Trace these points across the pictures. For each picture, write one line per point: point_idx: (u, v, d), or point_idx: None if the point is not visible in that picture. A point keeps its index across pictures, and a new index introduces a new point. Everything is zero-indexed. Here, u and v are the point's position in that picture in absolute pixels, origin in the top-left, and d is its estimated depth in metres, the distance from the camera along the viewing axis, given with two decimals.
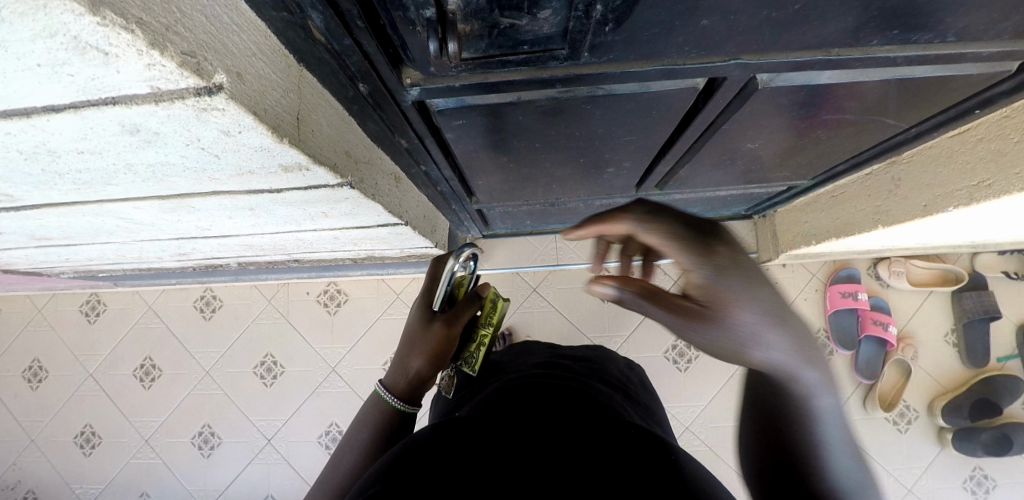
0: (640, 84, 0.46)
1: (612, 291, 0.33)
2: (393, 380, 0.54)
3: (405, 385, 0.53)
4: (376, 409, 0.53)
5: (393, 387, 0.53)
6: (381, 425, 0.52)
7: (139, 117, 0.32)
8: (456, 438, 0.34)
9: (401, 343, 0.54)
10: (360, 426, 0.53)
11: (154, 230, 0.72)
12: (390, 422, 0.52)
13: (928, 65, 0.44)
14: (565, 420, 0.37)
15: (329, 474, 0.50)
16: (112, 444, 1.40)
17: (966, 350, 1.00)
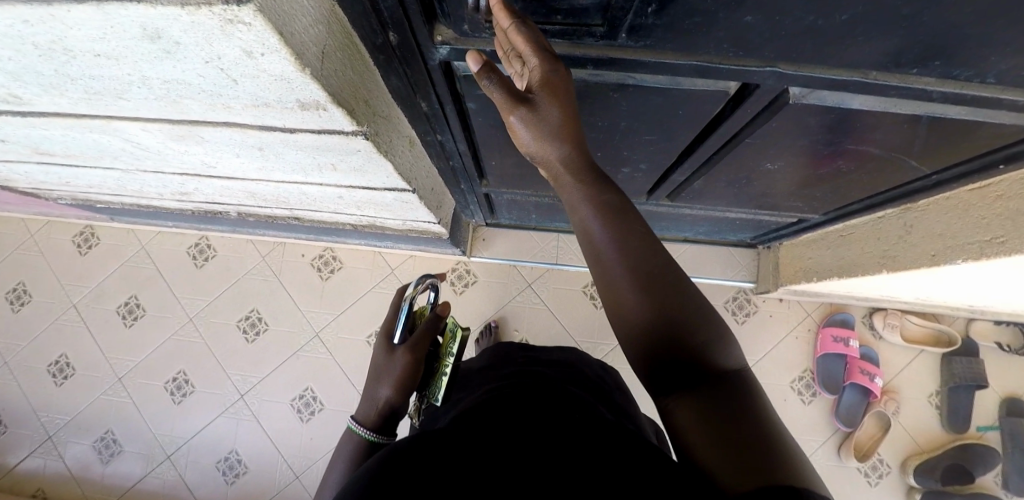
0: (671, 80, 0.45)
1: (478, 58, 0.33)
2: (363, 416, 0.50)
3: (375, 420, 0.50)
4: (346, 445, 0.49)
5: (364, 420, 0.50)
6: (349, 457, 0.47)
7: (162, 21, 0.31)
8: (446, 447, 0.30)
9: (370, 374, 0.52)
10: (331, 466, 0.48)
11: (160, 161, 0.71)
12: (360, 453, 0.48)
13: (961, 106, 0.44)
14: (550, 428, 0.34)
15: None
16: (84, 378, 1.38)
17: (949, 414, 0.99)
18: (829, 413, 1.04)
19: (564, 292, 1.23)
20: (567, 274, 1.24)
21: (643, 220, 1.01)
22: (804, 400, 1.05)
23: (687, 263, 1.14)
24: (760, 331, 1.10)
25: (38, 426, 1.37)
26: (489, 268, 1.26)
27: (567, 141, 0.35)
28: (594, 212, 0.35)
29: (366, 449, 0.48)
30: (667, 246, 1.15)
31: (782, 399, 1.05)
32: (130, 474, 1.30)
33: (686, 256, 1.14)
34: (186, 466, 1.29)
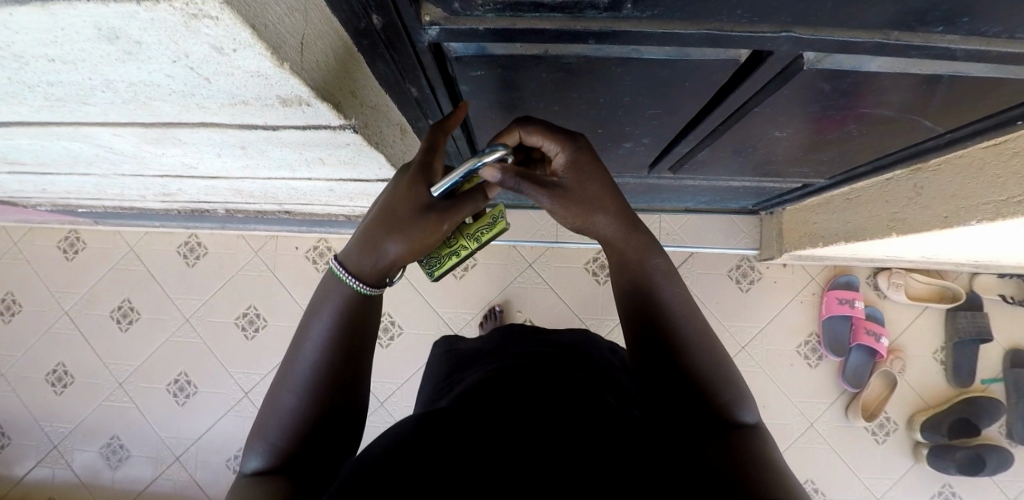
0: (678, 50, 0.43)
1: (496, 176, 0.38)
2: (356, 264, 0.41)
3: (375, 277, 0.42)
4: (328, 298, 0.42)
5: (358, 274, 0.41)
6: (337, 317, 0.41)
7: (117, 19, 0.27)
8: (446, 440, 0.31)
9: (377, 210, 0.41)
10: (312, 318, 0.42)
11: (137, 164, 0.67)
12: (349, 314, 0.42)
13: (986, 64, 0.42)
14: (562, 420, 0.35)
15: (284, 381, 0.41)
16: (85, 385, 1.38)
17: (953, 370, 1.04)
18: (835, 375, 1.07)
19: (565, 270, 1.22)
20: (568, 251, 1.22)
21: (644, 193, 0.99)
22: (811, 364, 1.08)
23: (689, 233, 1.13)
24: (764, 297, 1.11)
25: (42, 435, 1.37)
26: (488, 250, 1.24)
27: (597, 183, 0.41)
28: (620, 231, 0.44)
29: (358, 311, 0.42)
30: (669, 218, 1.13)
31: (789, 365, 1.08)
32: (139, 477, 1.33)
33: (687, 227, 1.13)
34: (198, 463, 1.31)
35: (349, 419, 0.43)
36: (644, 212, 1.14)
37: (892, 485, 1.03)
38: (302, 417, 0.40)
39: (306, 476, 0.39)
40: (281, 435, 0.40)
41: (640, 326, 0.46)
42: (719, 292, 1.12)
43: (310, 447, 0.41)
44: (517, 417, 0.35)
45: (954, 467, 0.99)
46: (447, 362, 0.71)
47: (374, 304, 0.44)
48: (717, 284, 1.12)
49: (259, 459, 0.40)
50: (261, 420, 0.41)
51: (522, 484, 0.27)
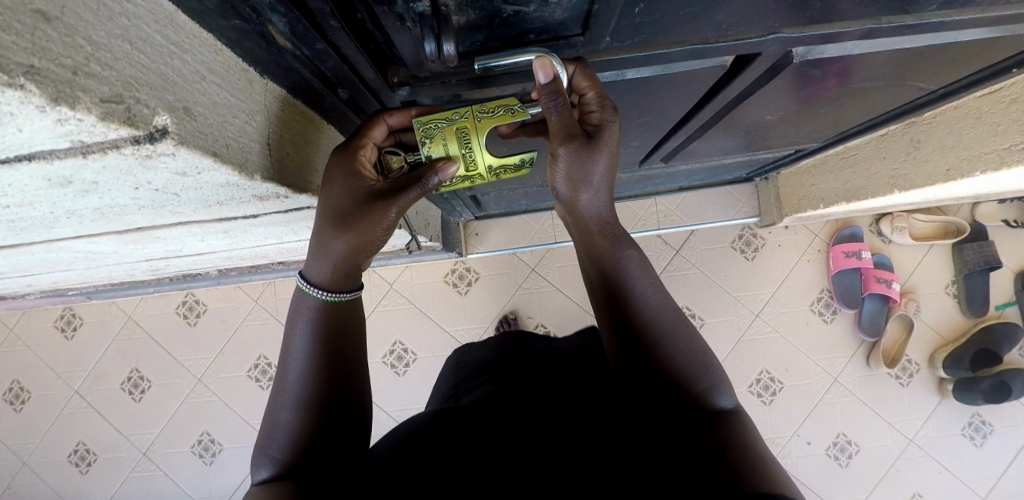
0: (662, 66, 0.40)
1: (546, 78, 0.31)
2: (321, 273, 0.39)
3: (343, 283, 0.41)
4: (301, 303, 0.40)
5: (322, 283, 0.40)
6: (315, 316, 0.40)
7: (65, 170, 0.25)
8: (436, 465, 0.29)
9: (321, 203, 0.37)
10: (291, 323, 0.41)
11: (118, 256, 0.64)
12: (327, 314, 0.41)
13: (983, 28, 0.40)
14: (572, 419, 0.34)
15: (279, 389, 0.40)
16: (108, 460, 1.35)
17: (967, 302, 1.04)
18: (852, 327, 1.08)
19: (570, 268, 1.20)
20: (569, 249, 1.21)
21: (636, 183, 0.96)
22: (826, 319, 1.08)
23: (688, 211, 1.11)
24: (771, 262, 1.10)
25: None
26: (489, 261, 1.22)
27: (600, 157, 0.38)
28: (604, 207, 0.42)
29: (334, 310, 0.41)
30: (665, 199, 1.11)
31: (805, 324, 1.09)
32: None
33: (685, 205, 1.11)
34: None
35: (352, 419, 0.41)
36: (640, 198, 1.11)
37: (922, 425, 1.05)
38: (302, 422, 0.38)
39: (317, 466, 0.37)
40: (285, 441, 0.38)
41: (612, 313, 0.43)
42: (726, 265, 1.11)
43: (313, 456, 0.38)
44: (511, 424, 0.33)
45: (980, 397, 0.99)
46: (456, 373, 0.69)
47: (349, 304, 0.42)
48: (723, 257, 1.11)
49: (269, 468, 0.38)
50: (268, 434, 0.39)
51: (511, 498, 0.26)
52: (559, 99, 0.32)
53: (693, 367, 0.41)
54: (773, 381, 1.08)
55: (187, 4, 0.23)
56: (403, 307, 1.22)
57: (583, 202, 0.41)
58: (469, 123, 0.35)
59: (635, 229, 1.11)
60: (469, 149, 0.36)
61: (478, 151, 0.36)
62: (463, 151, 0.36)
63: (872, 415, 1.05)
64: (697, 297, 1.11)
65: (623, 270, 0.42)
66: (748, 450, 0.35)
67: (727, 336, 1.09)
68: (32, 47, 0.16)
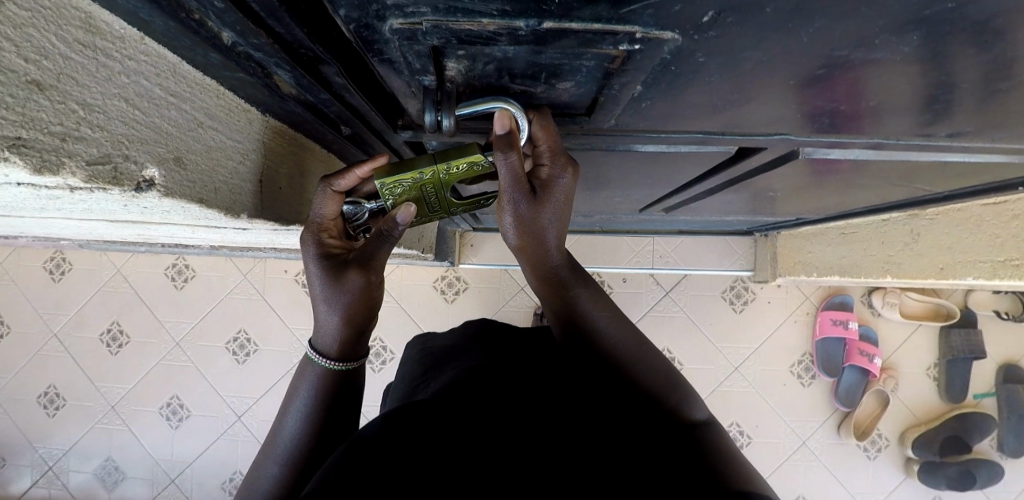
0: (668, 145, 0.41)
1: (503, 130, 0.29)
2: (325, 341, 0.40)
3: (343, 353, 0.41)
4: (307, 366, 0.41)
5: (328, 352, 0.40)
6: (317, 380, 0.41)
7: (51, 196, 0.25)
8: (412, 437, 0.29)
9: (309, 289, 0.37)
10: (298, 379, 0.42)
11: (108, 231, 0.64)
12: (328, 382, 0.41)
13: (992, 155, 0.40)
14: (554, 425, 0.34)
15: (274, 432, 0.41)
16: (75, 408, 1.34)
17: (945, 387, 1.05)
18: (828, 394, 1.08)
19: None
20: None
21: (634, 222, 0.96)
22: (804, 383, 1.09)
23: (684, 254, 1.11)
24: (758, 317, 1.10)
25: (37, 456, 1.35)
26: (480, 273, 1.22)
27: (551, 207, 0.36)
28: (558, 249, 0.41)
29: (335, 379, 0.41)
30: (662, 240, 1.11)
31: (783, 384, 1.09)
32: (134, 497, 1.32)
33: (682, 248, 1.11)
34: (192, 488, 1.30)
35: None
36: (638, 234, 1.12)
37: None
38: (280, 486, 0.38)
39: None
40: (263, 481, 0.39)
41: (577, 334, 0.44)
42: (714, 313, 1.11)
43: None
44: (475, 411, 0.34)
45: (944, 482, 1.03)
46: (419, 359, 0.66)
47: (347, 375, 0.42)
48: (712, 305, 1.11)
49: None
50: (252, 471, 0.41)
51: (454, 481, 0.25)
52: (512, 155, 0.30)
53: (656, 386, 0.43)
54: (741, 434, 1.08)
55: (192, 58, 0.23)
56: (389, 306, 1.22)
57: (534, 247, 0.40)
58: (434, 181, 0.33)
59: (629, 264, 1.12)
60: (432, 192, 0.34)
61: (443, 198, 0.35)
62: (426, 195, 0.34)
63: (834, 482, 1.06)
64: (680, 340, 1.11)
65: (581, 315, 0.45)
66: (717, 452, 0.36)
67: (704, 384, 1.10)
68: (21, 120, 0.16)
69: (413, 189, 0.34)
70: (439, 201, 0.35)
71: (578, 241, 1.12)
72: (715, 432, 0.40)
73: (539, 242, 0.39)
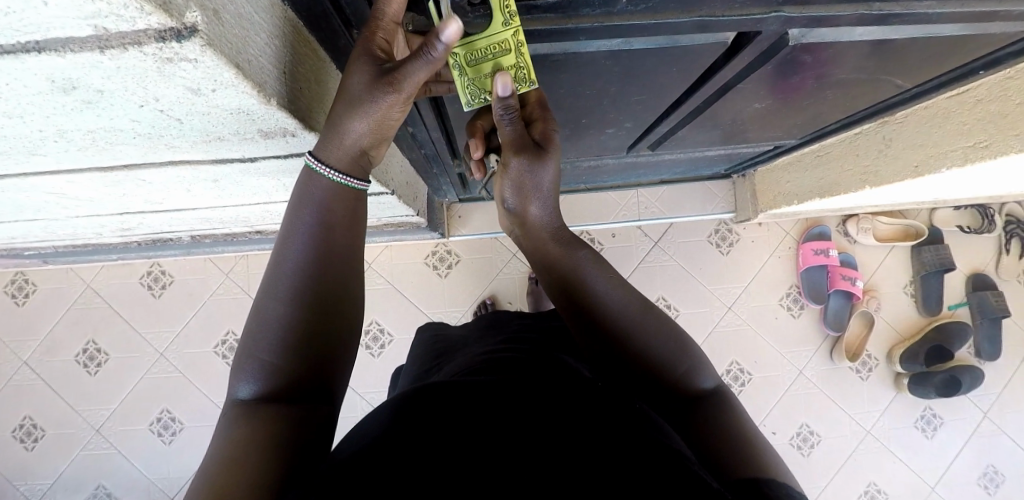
0: (670, 38, 0.42)
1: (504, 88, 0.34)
2: (327, 150, 0.37)
3: (358, 169, 0.39)
4: (313, 186, 0.38)
5: (332, 162, 0.37)
6: (324, 210, 0.38)
7: (74, 69, 0.24)
8: (456, 446, 0.30)
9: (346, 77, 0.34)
10: (294, 218, 0.37)
11: (92, 209, 0.58)
12: (337, 204, 0.39)
13: (958, 24, 0.43)
14: (576, 412, 0.35)
15: (266, 289, 0.36)
16: (57, 436, 1.21)
17: (922, 301, 1.13)
18: (818, 321, 1.14)
19: None
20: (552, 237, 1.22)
21: (621, 171, 0.98)
22: (794, 314, 1.14)
23: (670, 204, 1.15)
24: (746, 256, 1.15)
25: (19, 497, 1.20)
26: (472, 245, 1.21)
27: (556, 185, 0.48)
28: (553, 211, 0.49)
29: (345, 202, 0.39)
30: (646, 192, 1.15)
31: (775, 317, 1.14)
32: None
33: (668, 198, 1.15)
34: None
35: (343, 330, 0.39)
36: (623, 189, 1.15)
37: (878, 418, 1.12)
38: (285, 327, 0.36)
39: (303, 394, 0.36)
40: (270, 347, 0.35)
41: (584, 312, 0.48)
42: (704, 259, 1.15)
43: (307, 381, 0.36)
44: (501, 408, 0.35)
45: (933, 391, 1.08)
46: (427, 350, 0.69)
47: (358, 197, 0.40)
48: (701, 250, 1.15)
49: (251, 386, 0.35)
50: (247, 354, 0.36)
51: (512, 484, 0.27)
52: (511, 114, 0.37)
53: (678, 356, 0.46)
54: (742, 372, 1.13)
55: None
56: (383, 289, 1.20)
57: (533, 212, 0.49)
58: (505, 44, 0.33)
59: (617, 218, 1.14)
60: (516, 59, 0.34)
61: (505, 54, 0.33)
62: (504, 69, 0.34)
63: (831, 406, 1.12)
64: (675, 288, 1.15)
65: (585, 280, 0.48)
66: (729, 424, 0.42)
67: (703, 326, 1.13)
68: None
69: (494, 63, 0.34)
70: (525, 69, 0.34)
71: (568, 200, 1.14)
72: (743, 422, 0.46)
73: (549, 196, 0.47)
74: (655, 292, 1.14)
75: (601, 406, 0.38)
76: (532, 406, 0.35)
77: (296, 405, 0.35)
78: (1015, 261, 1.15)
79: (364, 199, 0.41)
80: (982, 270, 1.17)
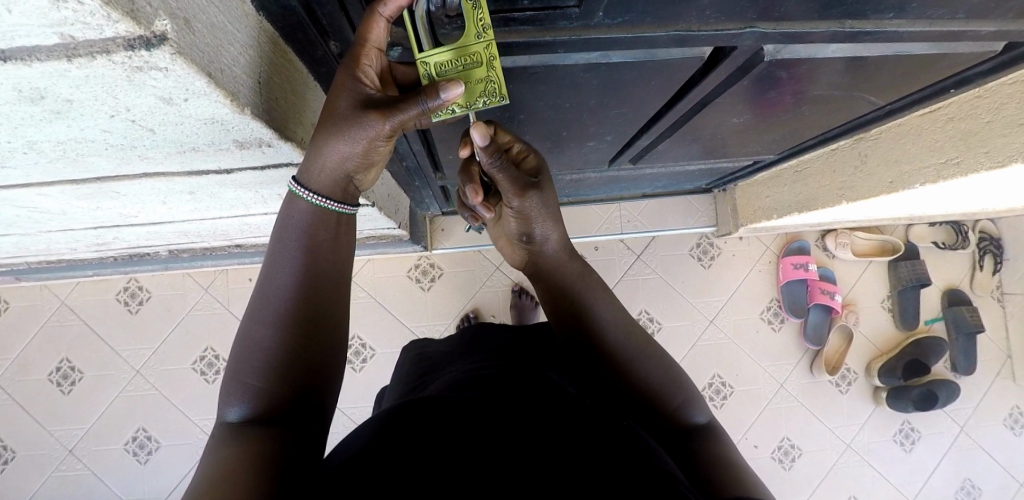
0: (647, 51, 0.43)
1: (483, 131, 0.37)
2: (310, 174, 0.37)
3: (341, 192, 0.39)
4: (297, 207, 0.38)
5: (311, 185, 0.37)
6: (309, 231, 0.38)
7: (40, 79, 0.23)
8: (464, 448, 0.31)
9: (329, 106, 0.34)
10: (280, 240, 0.38)
11: (66, 222, 0.56)
12: (322, 226, 0.39)
13: (927, 43, 0.45)
14: (569, 426, 0.36)
15: (255, 312, 0.36)
16: (23, 459, 1.15)
17: (900, 315, 1.15)
18: (798, 336, 1.15)
19: None
20: None
21: (603, 185, 0.99)
22: (774, 327, 1.15)
23: (653, 218, 1.16)
24: (728, 270, 1.17)
25: None
26: (456, 258, 1.21)
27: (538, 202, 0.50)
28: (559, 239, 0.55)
29: (329, 222, 0.39)
30: (628, 206, 1.16)
31: (759, 331, 1.15)
32: None
33: (652, 212, 1.16)
34: None
35: (329, 353, 0.39)
36: (607, 203, 1.16)
37: (859, 431, 1.13)
38: (274, 352, 0.35)
39: (292, 418, 0.35)
40: (258, 372, 0.35)
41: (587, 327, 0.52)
42: (688, 272, 1.16)
43: (293, 402, 0.36)
44: (498, 419, 0.35)
45: (910, 405, 1.09)
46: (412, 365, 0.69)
47: (341, 219, 0.40)
48: (685, 263, 1.16)
49: (239, 407, 0.35)
50: (233, 376, 0.35)
51: (503, 485, 0.27)
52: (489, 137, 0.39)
53: (667, 384, 0.49)
54: (724, 386, 1.13)
55: None
56: (366, 302, 1.18)
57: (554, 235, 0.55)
58: (478, 57, 0.31)
59: (601, 232, 1.15)
60: (487, 73, 0.32)
61: (477, 68, 0.32)
62: (469, 85, 0.32)
63: (815, 420, 1.12)
64: (660, 302, 1.15)
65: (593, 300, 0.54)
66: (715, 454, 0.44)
67: (688, 339, 1.14)
68: None
69: (464, 76, 0.32)
70: (496, 84, 0.32)
71: None
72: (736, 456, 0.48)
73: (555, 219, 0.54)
74: (640, 306, 1.15)
75: (586, 420, 0.39)
76: (517, 417, 0.36)
77: (284, 427, 0.34)
78: (988, 275, 1.18)
79: (354, 222, 0.41)
80: (957, 285, 1.20)
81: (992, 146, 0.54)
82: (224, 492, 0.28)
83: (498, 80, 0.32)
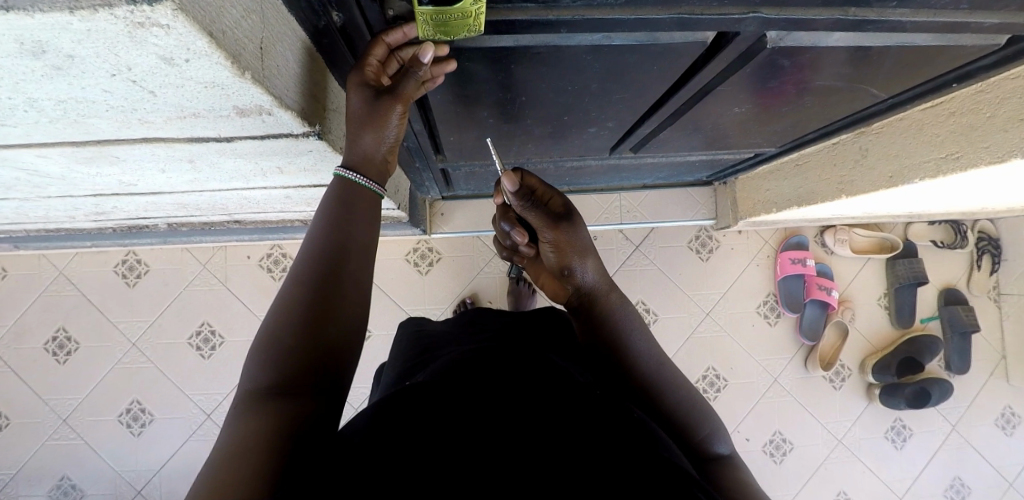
0: (650, 35, 0.43)
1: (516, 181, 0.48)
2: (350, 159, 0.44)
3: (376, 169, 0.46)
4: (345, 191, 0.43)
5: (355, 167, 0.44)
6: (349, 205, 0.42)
7: (42, 32, 0.23)
8: (542, 443, 0.32)
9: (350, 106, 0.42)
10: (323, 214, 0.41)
11: (66, 188, 0.56)
12: (359, 204, 0.43)
13: (930, 34, 0.45)
14: (614, 425, 0.37)
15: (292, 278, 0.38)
16: (20, 426, 1.16)
17: (896, 314, 1.16)
18: (794, 330, 1.16)
19: None
20: None
21: (604, 173, 0.99)
22: (771, 322, 1.16)
23: (652, 209, 1.16)
24: (725, 263, 1.17)
25: None
26: (455, 243, 1.21)
27: (575, 230, 0.55)
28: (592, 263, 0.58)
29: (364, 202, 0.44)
30: (628, 195, 1.16)
31: (754, 325, 1.16)
32: None
33: (651, 203, 1.16)
34: None
35: (353, 325, 0.39)
36: (607, 192, 1.16)
37: (850, 427, 1.14)
38: (305, 316, 0.36)
39: (314, 385, 0.35)
40: (288, 331, 0.35)
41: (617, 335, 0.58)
42: (685, 264, 1.17)
43: (319, 368, 0.36)
44: (542, 401, 0.36)
45: (903, 402, 1.10)
46: (413, 342, 0.69)
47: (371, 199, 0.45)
48: (682, 255, 1.17)
49: (264, 370, 0.34)
50: (256, 349, 0.36)
51: (613, 483, 0.29)
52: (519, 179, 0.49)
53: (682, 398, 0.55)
54: (717, 378, 1.14)
55: None
56: None
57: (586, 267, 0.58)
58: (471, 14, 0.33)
59: (599, 221, 1.15)
60: (474, 23, 0.34)
61: (467, 20, 0.34)
62: (456, 27, 0.35)
63: (806, 414, 1.14)
64: (656, 293, 1.16)
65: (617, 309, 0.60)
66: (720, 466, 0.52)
67: (682, 330, 1.15)
68: None
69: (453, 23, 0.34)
70: (478, 27, 0.35)
71: None
72: (730, 468, 0.52)
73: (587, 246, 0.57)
74: (635, 296, 1.15)
75: (590, 403, 0.38)
76: (523, 399, 0.36)
77: (307, 395, 0.34)
78: (984, 276, 1.19)
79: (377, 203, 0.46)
80: (954, 284, 1.21)
81: (992, 142, 0.54)
82: (249, 453, 0.30)
83: (481, 24, 0.35)
